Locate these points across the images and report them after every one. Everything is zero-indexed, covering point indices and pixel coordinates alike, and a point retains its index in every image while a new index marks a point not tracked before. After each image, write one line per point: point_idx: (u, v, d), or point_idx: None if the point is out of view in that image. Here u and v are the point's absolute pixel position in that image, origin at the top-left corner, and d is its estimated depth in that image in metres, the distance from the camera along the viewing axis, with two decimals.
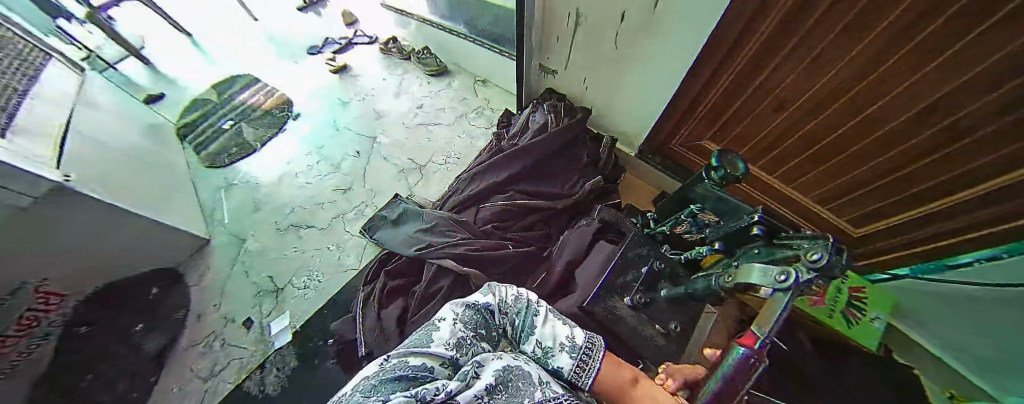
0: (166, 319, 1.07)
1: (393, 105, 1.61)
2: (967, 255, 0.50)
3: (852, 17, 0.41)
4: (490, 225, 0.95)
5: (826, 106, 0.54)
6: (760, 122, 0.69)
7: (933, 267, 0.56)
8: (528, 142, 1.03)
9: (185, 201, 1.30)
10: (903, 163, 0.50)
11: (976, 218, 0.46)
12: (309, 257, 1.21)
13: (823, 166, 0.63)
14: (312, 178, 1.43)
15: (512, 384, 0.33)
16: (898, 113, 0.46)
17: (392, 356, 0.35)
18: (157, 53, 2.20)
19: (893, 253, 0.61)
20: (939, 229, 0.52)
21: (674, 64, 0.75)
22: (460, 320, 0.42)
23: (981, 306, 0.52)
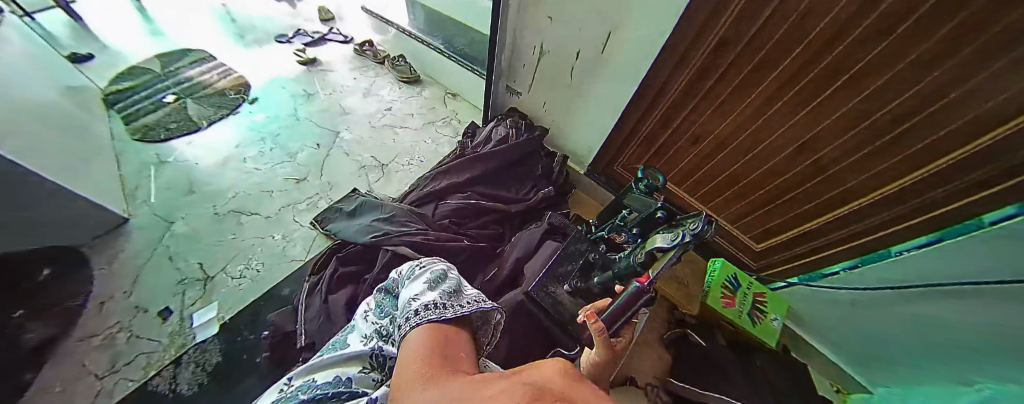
0: (56, 306, 0.87)
1: (361, 104, 1.61)
2: (834, 266, 0.67)
3: (761, 56, 0.57)
4: (448, 220, 1.01)
5: (738, 136, 0.69)
6: (681, 156, 0.85)
7: (811, 277, 0.72)
8: (488, 150, 1.13)
9: (102, 174, 1.13)
10: (787, 190, 0.68)
11: (856, 228, 0.60)
12: (247, 246, 1.08)
13: (736, 189, 0.77)
14: (263, 164, 1.34)
15: None
16: (781, 150, 0.64)
17: (319, 368, 0.44)
18: (90, 14, 2.01)
19: (785, 264, 0.76)
20: (823, 244, 0.67)
21: (619, 98, 0.90)
22: (373, 310, 0.48)
23: (862, 312, 0.64)
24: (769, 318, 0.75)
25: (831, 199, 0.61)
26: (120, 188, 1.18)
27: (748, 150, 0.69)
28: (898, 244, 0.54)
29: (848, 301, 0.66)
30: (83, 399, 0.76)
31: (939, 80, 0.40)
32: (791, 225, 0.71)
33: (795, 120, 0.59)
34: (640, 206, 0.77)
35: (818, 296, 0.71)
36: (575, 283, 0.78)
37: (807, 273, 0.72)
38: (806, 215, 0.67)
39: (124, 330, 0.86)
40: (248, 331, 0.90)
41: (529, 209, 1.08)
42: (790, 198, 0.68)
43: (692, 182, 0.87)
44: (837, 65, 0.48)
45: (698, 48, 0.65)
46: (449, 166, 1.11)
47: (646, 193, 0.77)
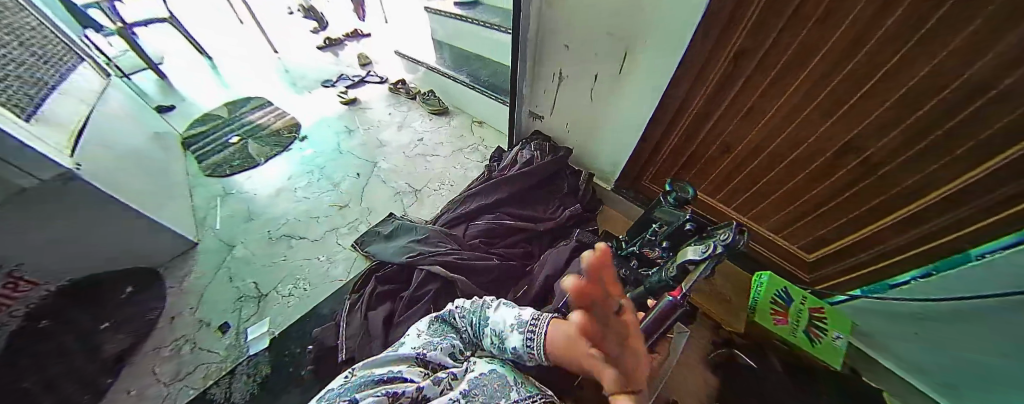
0: (137, 319, 1.00)
1: (396, 136, 1.77)
2: (904, 275, 0.59)
3: (785, 61, 0.57)
4: (478, 239, 1.05)
5: (772, 140, 0.68)
6: (714, 163, 0.84)
7: (877, 289, 0.64)
8: (515, 172, 1.18)
9: (179, 205, 1.31)
10: (837, 192, 0.63)
11: (916, 234, 0.55)
12: (296, 267, 1.18)
13: (777, 194, 0.74)
14: (311, 193, 1.48)
15: (489, 389, 0.41)
16: (821, 150, 0.61)
17: (363, 368, 0.47)
18: (175, 72, 2.41)
19: (844, 277, 0.69)
20: (882, 250, 0.61)
21: (639, 116, 0.93)
22: (425, 331, 0.55)
23: (941, 327, 0.57)
24: (830, 337, 0.65)
25: (885, 200, 0.57)
26: (193, 216, 1.35)
27: (787, 151, 0.66)
28: (977, 246, 0.47)
29: (918, 316, 0.59)
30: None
31: (983, 72, 0.38)
32: (843, 232, 0.66)
33: (834, 118, 0.56)
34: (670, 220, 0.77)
35: (881, 312, 0.64)
36: None
37: (874, 283, 0.64)
38: (859, 220, 0.62)
39: (191, 343, 0.96)
40: (295, 346, 0.97)
41: (557, 227, 1.09)
42: (839, 201, 0.64)
43: (728, 189, 0.85)
44: (871, 61, 0.47)
45: (717, 59, 0.67)
46: (478, 189, 1.17)
47: (675, 206, 0.76)
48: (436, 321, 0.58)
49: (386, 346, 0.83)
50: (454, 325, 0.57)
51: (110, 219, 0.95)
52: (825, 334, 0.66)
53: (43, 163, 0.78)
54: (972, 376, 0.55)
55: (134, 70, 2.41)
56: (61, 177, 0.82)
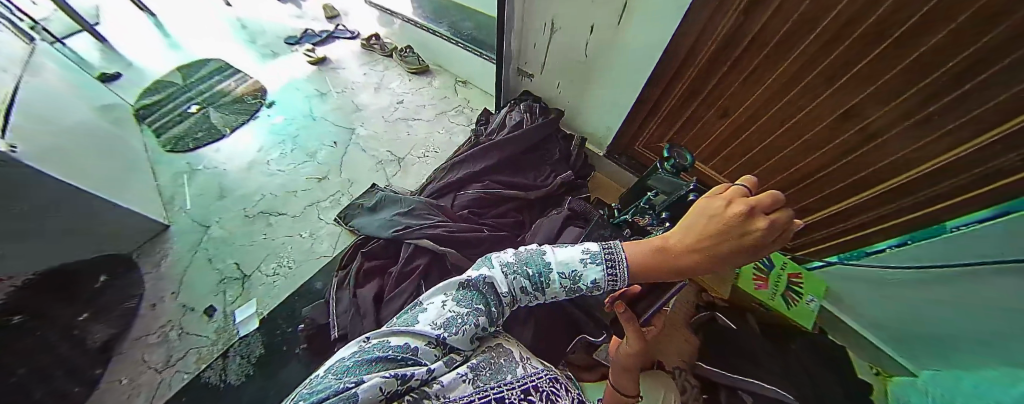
0: (115, 308, 0.94)
1: (373, 99, 1.61)
2: (881, 243, 0.55)
3: (796, 17, 0.48)
4: (467, 210, 0.99)
5: (771, 106, 0.61)
6: (709, 129, 0.78)
7: (854, 256, 0.61)
8: (504, 137, 1.08)
9: (142, 185, 1.20)
10: (823, 164, 0.59)
11: (893, 208, 0.51)
12: (276, 246, 1.12)
13: (767, 162, 0.69)
14: (285, 166, 1.36)
15: (497, 365, 0.42)
16: (821, 117, 0.54)
17: (373, 337, 0.36)
18: (112, 31, 2.09)
19: (820, 245, 0.66)
20: (859, 220, 0.57)
21: (639, 72, 0.83)
22: (454, 299, 0.41)
23: (911, 293, 0.54)
24: (804, 301, 0.69)
25: (868, 175, 0.52)
26: (159, 196, 1.25)
27: (785, 118, 0.60)
28: (954, 219, 0.44)
29: (890, 282, 0.56)
30: (146, 389, 0.83)
31: (991, 46, 0.31)
32: (829, 201, 0.61)
33: (840, 83, 0.49)
34: (668, 186, 0.71)
35: (855, 276, 0.62)
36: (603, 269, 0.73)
37: (849, 251, 0.61)
38: (844, 190, 0.58)
39: (178, 329, 0.92)
40: (287, 324, 0.94)
41: (550, 195, 1.04)
42: (826, 173, 0.59)
43: (719, 157, 0.80)
44: (884, 24, 0.39)
45: (722, 13, 0.57)
46: (460, 157, 1.09)
47: (675, 174, 0.70)
48: (473, 285, 0.44)
49: (378, 323, 0.80)
50: (496, 288, 0.45)
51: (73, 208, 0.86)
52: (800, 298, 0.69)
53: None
54: (933, 337, 0.55)
55: (67, 33, 2.07)
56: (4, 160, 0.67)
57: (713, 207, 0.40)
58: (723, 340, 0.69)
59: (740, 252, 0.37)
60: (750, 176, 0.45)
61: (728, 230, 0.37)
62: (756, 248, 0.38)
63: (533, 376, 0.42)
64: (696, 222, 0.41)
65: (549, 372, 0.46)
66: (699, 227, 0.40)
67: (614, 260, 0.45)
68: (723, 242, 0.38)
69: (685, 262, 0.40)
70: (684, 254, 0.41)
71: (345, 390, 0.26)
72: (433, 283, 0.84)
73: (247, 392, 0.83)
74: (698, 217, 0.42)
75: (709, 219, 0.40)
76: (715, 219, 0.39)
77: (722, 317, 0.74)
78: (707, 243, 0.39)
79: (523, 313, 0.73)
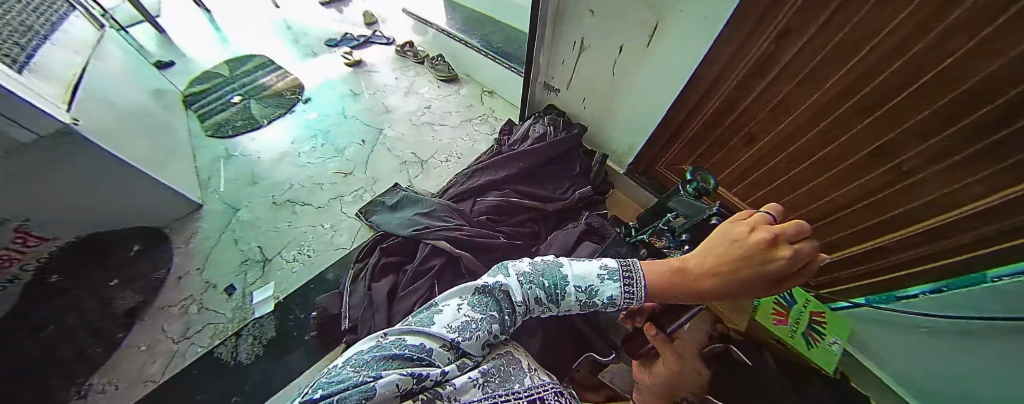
0: (145, 278, 1.00)
1: (403, 102, 1.68)
2: (913, 288, 0.53)
3: (830, 48, 0.49)
4: (484, 217, 1.01)
5: (799, 136, 0.61)
6: (732, 155, 0.78)
7: (884, 299, 0.58)
8: (525, 148, 1.11)
9: (183, 166, 1.29)
10: (854, 198, 0.57)
11: (929, 250, 0.49)
12: (298, 235, 1.17)
13: (793, 193, 0.68)
14: (314, 159, 1.43)
15: (506, 373, 0.42)
16: (853, 150, 0.54)
17: (390, 334, 0.38)
18: (173, 24, 2.28)
19: (851, 284, 0.63)
20: (893, 260, 0.55)
21: (665, 94, 0.84)
22: (469, 303, 0.43)
23: (940, 344, 0.51)
24: (827, 341, 0.66)
25: (903, 213, 0.51)
26: (197, 177, 1.33)
27: (814, 150, 0.60)
28: (991, 269, 0.41)
29: (918, 331, 0.53)
30: (162, 358, 0.86)
31: None
32: (861, 237, 0.59)
33: (874, 117, 0.48)
34: (688, 210, 0.70)
35: (886, 322, 0.58)
36: None
37: (879, 293, 0.58)
38: (876, 227, 0.56)
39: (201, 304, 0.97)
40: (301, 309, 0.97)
41: (567, 208, 1.04)
42: (857, 208, 0.57)
43: (744, 184, 0.79)
44: (923, 59, 0.39)
45: (754, 40, 0.59)
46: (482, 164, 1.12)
47: (696, 196, 0.70)
48: (490, 290, 0.45)
49: (389, 320, 0.82)
50: (510, 297, 0.46)
51: (118, 180, 0.93)
52: (823, 339, 0.67)
53: (38, 117, 0.72)
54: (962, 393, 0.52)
55: (132, 23, 2.27)
56: (59, 131, 0.77)
57: (736, 231, 0.41)
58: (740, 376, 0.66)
59: (762, 279, 0.38)
60: (774, 204, 0.45)
61: (751, 255, 0.38)
62: (778, 277, 0.38)
63: (542, 388, 0.42)
64: (719, 244, 0.42)
65: (556, 386, 0.45)
66: (721, 250, 0.41)
67: (630, 279, 0.45)
68: (745, 267, 0.38)
69: (704, 284, 0.40)
70: (705, 277, 0.41)
71: (363, 384, 0.29)
72: (446, 285, 0.85)
73: (255, 372, 0.85)
74: (721, 239, 0.42)
75: (732, 243, 0.40)
76: (738, 244, 0.40)
77: (737, 351, 0.70)
78: (729, 267, 0.39)
79: (534, 324, 0.73)
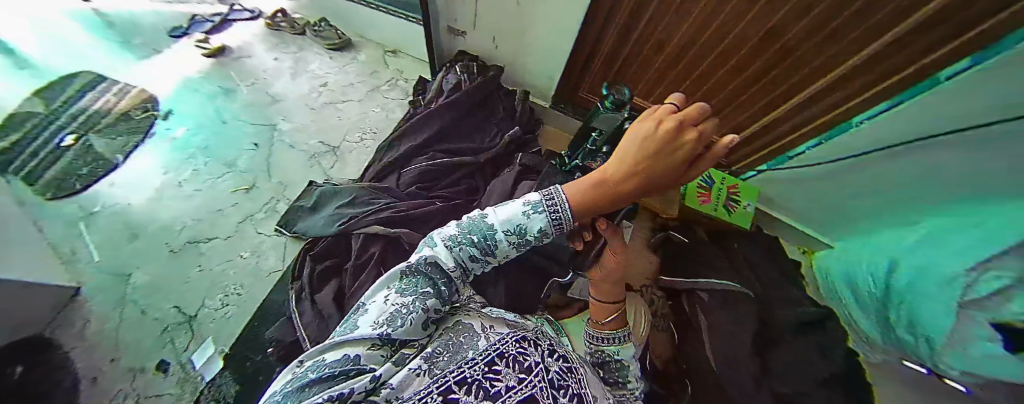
0: (51, 392, 0.68)
1: (291, 87, 1.29)
2: (801, 146, 0.62)
3: None
4: (414, 187, 0.89)
5: (699, 37, 0.58)
6: (643, 68, 0.75)
7: (780, 161, 0.67)
8: (441, 102, 0.99)
9: (27, 236, 0.82)
10: (750, 86, 0.59)
11: (827, 102, 0.52)
12: (222, 275, 0.89)
13: (697, 95, 0.69)
14: (202, 182, 1.05)
15: (459, 345, 0.34)
16: (746, 39, 0.52)
17: (305, 359, 0.28)
18: None
19: (756, 157, 0.70)
20: (789, 126, 0.60)
21: (574, 11, 0.74)
22: (396, 291, 0.35)
23: (836, 177, 0.62)
24: (742, 206, 0.74)
25: (792, 86, 0.53)
26: (48, 251, 0.86)
27: (712, 47, 0.58)
28: (864, 114, 0.50)
29: (816, 173, 0.64)
30: None
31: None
32: (757, 118, 0.63)
33: (760, 4, 0.46)
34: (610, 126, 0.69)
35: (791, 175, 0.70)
36: None
37: (777, 157, 0.66)
38: (771, 103, 0.59)
39: (127, 400, 0.70)
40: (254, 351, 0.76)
41: (497, 155, 0.97)
42: (754, 94, 0.59)
43: (657, 94, 0.77)
44: None
45: None
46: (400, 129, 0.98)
47: (615, 110, 0.67)
48: (429, 263, 0.38)
49: None
50: (441, 266, 0.38)
51: None
52: (738, 204, 0.75)
53: None
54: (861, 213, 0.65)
55: None
56: None
57: (648, 127, 0.38)
58: (687, 255, 0.71)
59: (679, 167, 0.38)
60: (677, 94, 0.43)
61: (663, 147, 0.37)
62: (687, 161, 0.39)
63: (501, 341, 0.36)
64: (633, 145, 0.38)
65: (518, 333, 0.39)
66: (638, 149, 0.37)
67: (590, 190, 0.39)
68: (661, 158, 0.37)
69: (621, 186, 0.38)
70: (626, 180, 0.38)
71: None
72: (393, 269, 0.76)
73: None
74: (635, 139, 0.38)
75: (646, 140, 0.37)
76: (652, 138, 0.37)
77: (676, 234, 0.76)
78: (645, 165, 0.37)
79: (491, 276, 0.70)
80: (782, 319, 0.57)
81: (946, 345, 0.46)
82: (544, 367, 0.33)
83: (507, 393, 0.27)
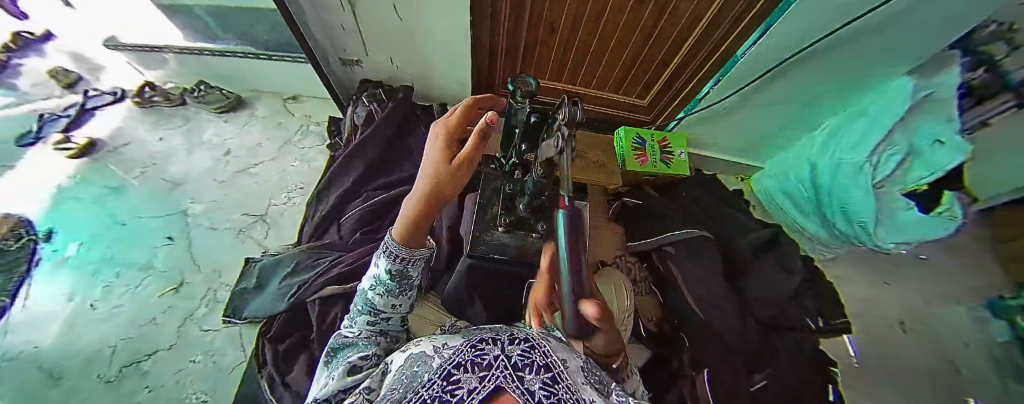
0: None
1: (186, 165, 1.04)
2: (704, 88, 0.78)
3: None
4: (359, 232, 0.85)
5: (600, 19, 0.68)
6: (546, 57, 0.82)
7: (693, 105, 0.84)
8: (360, 138, 0.95)
9: None
10: (653, 40, 0.71)
11: (711, 44, 0.66)
12: (177, 389, 0.71)
13: (612, 64, 0.81)
14: (115, 300, 0.80)
15: (414, 379, 0.28)
16: (638, 12, 0.64)
17: None
18: None
19: (672, 104, 0.87)
20: (689, 70, 0.74)
21: (460, 23, 0.74)
22: (334, 364, 0.41)
23: (739, 113, 0.82)
24: (677, 154, 0.84)
25: (680, 35, 0.67)
26: None
27: (614, 29, 0.71)
28: (742, 48, 0.64)
29: (722, 111, 0.82)
30: None
31: None
32: (663, 70, 0.79)
33: None
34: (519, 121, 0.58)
35: (700, 119, 0.87)
36: (505, 219, 0.67)
37: (688, 105, 0.84)
38: (672, 49, 0.72)
39: None
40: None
41: None
42: (658, 45, 0.72)
43: (568, 76, 0.88)
44: None
45: None
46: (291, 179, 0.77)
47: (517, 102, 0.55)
48: (354, 336, 0.43)
49: None
50: (363, 331, 0.43)
51: None
52: (675, 154, 0.84)
53: None
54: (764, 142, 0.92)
55: None
56: None
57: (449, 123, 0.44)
58: (641, 215, 0.78)
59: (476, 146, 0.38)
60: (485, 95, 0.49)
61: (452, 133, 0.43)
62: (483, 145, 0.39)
63: (459, 351, 0.27)
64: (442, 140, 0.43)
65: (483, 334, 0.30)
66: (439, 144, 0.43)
67: (563, 150, 0.27)
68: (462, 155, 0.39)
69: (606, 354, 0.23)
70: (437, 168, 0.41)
71: None
72: None
73: None
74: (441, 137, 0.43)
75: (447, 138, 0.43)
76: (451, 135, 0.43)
77: (630, 199, 0.82)
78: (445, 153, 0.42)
79: (466, 295, 0.72)
80: (741, 248, 0.75)
81: (878, 217, 0.63)
82: (504, 355, 0.22)
83: (467, 402, 0.18)
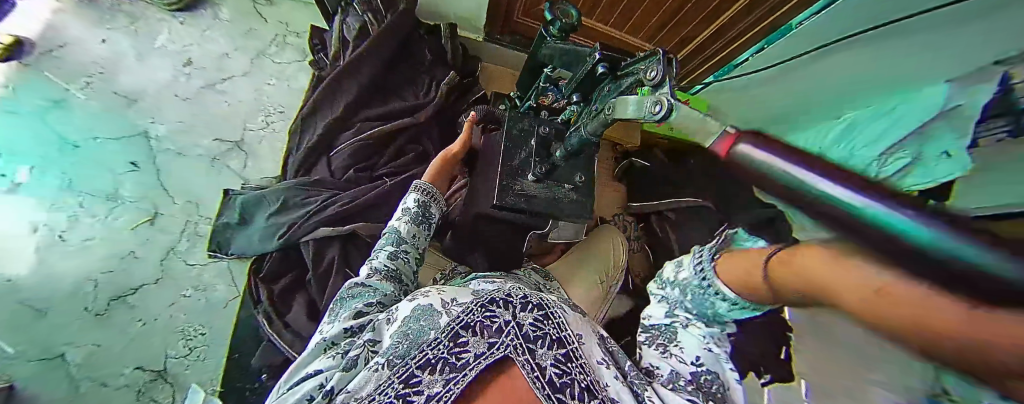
0: None
1: (139, 72, 0.84)
2: (745, 52, 0.64)
3: None
4: (352, 170, 0.75)
5: None
6: None
7: (725, 71, 0.70)
8: (351, 57, 0.79)
9: None
10: None
11: None
12: (170, 322, 0.67)
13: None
14: (81, 232, 0.69)
15: (423, 328, 0.30)
16: None
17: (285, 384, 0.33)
18: None
19: (706, 66, 0.72)
20: (752, 19, 0.58)
21: None
22: (341, 301, 0.38)
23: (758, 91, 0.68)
24: None
25: None
26: None
27: None
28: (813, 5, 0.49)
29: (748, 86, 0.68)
30: None
31: None
32: (714, 18, 0.62)
33: None
34: (565, 60, 0.48)
35: None
36: (539, 167, 0.54)
37: (722, 69, 0.70)
38: None
39: None
40: (247, 381, 0.65)
41: (441, 110, 0.83)
42: None
43: (604, 5, 0.68)
44: None
45: None
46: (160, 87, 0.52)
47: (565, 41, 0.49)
48: (365, 275, 0.41)
49: None
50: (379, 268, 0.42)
51: None
52: None
53: None
54: None
55: None
56: None
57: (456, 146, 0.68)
58: (643, 179, 0.84)
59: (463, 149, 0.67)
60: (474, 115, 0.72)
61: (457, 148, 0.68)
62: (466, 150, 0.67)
63: (465, 308, 0.31)
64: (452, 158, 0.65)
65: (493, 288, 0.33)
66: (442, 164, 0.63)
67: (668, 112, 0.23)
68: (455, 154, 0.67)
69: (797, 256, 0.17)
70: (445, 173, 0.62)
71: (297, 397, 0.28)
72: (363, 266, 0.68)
73: None
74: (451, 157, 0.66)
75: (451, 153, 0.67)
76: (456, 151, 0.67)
77: (638, 160, 0.86)
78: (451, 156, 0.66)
79: (470, 243, 0.66)
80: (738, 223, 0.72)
81: None
82: (516, 322, 0.30)
83: (472, 364, 0.28)
